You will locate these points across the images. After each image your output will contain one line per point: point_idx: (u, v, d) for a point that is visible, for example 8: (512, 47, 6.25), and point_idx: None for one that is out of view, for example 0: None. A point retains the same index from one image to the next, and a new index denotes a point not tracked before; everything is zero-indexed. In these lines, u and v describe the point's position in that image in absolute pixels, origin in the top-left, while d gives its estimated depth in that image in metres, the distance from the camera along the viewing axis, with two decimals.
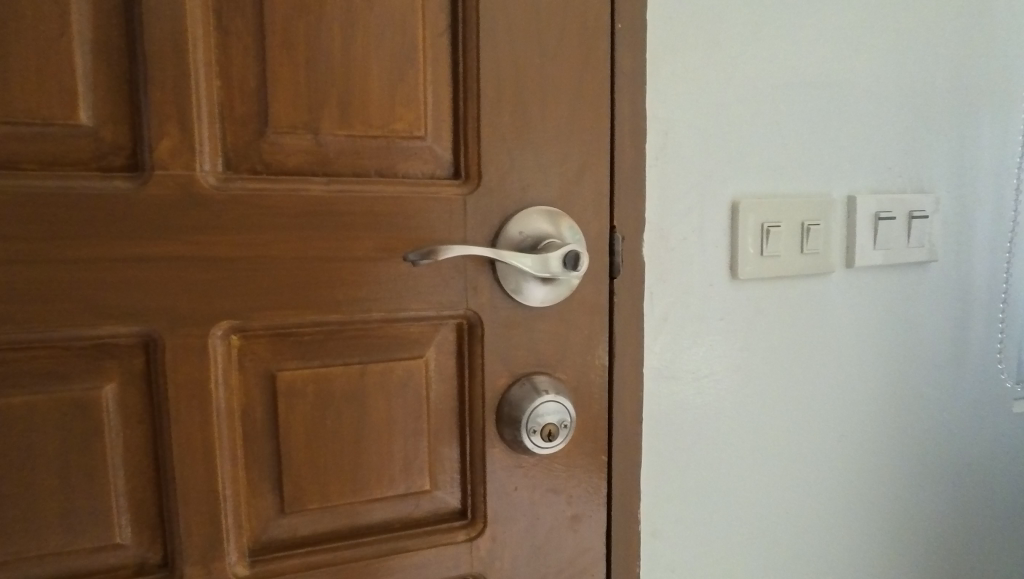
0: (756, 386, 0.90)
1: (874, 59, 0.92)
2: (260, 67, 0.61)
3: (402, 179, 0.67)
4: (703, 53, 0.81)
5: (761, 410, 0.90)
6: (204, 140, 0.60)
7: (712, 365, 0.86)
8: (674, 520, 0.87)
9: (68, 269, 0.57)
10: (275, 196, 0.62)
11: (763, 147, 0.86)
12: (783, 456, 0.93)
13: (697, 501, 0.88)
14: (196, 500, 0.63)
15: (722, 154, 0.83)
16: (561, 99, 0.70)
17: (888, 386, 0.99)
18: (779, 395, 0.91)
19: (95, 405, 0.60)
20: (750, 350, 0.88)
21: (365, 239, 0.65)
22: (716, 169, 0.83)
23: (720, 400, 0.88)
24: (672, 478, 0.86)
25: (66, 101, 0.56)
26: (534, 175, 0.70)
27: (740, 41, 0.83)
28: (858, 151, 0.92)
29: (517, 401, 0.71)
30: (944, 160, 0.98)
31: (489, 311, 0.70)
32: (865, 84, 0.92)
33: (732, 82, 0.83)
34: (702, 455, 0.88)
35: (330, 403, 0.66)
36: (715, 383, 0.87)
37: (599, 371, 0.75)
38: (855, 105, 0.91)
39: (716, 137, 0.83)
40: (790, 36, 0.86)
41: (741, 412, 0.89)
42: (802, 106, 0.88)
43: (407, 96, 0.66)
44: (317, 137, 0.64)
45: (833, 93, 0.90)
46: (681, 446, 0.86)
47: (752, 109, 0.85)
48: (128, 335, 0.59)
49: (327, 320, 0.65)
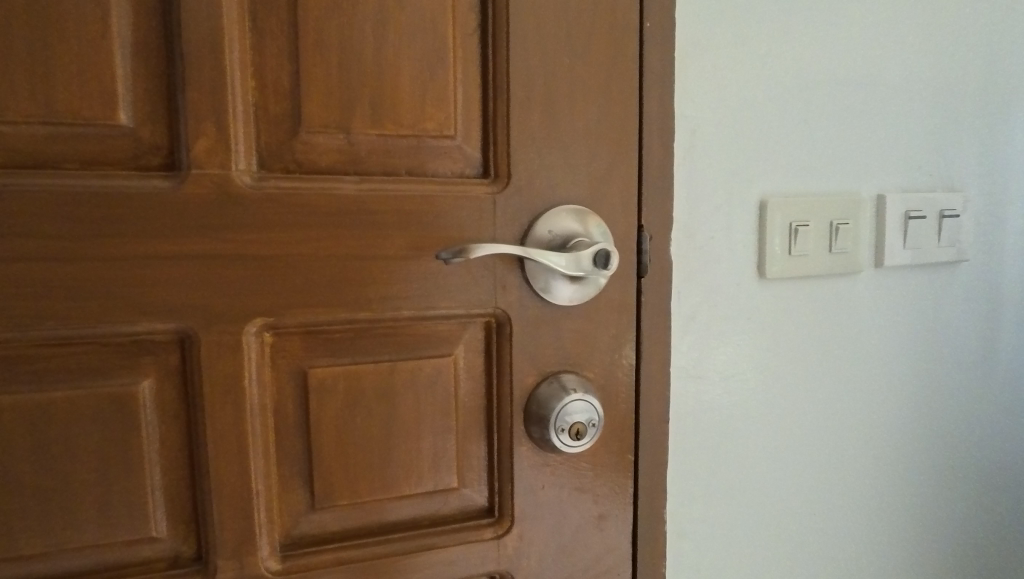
0: (781, 386, 0.89)
1: (902, 55, 0.91)
2: (293, 67, 0.62)
3: (431, 178, 0.67)
4: (731, 51, 0.80)
5: (787, 410, 0.90)
6: (240, 139, 0.61)
7: (738, 365, 0.86)
8: (699, 520, 0.87)
9: (108, 266, 0.58)
10: (308, 195, 0.63)
11: (791, 145, 0.85)
12: (810, 455, 0.92)
13: (727, 500, 0.88)
14: (229, 494, 0.63)
15: (750, 152, 0.83)
16: (590, 98, 0.70)
17: (913, 383, 0.98)
18: (806, 395, 0.91)
19: (133, 401, 0.61)
20: (774, 351, 0.88)
21: (396, 238, 0.65)
22: (744, 167, 0.82)
23: (746, 400, 0.87)
24: (698, 479, 0.86)
25: (106, 102, 0.57)
26: (563, 174, 0.70)
27: (768, 38, 0.82)
28: (886, 150, 0.91)
29: (545, 400, 0.71)
30: (975, 158, 0.97)
31: (518, 310, 0.70)
32: (894, 81, 0.91)
33: (760, 79, 0.82)
34: (729, 455, 0.87)
35: (360, 400, 0.67)
36: (742, 383, 0.86)
37: (627, 370, 0.75)
38: (884, 103, 0.90)
39: (744, 135, 0.82)
40: (819, 33, 0.85)
41: (768, 412, 0.89)
42: (830, 104, 0.87)
43: (437, 95, 0.66)
44: (349, 136, 0.64)
45: (862, 91, 0.89)
46: (708, 446, 0.86)
47: (780, 107, 0.84)
48: (165, 332, 0.60)
49: (358, 318, 0.65)
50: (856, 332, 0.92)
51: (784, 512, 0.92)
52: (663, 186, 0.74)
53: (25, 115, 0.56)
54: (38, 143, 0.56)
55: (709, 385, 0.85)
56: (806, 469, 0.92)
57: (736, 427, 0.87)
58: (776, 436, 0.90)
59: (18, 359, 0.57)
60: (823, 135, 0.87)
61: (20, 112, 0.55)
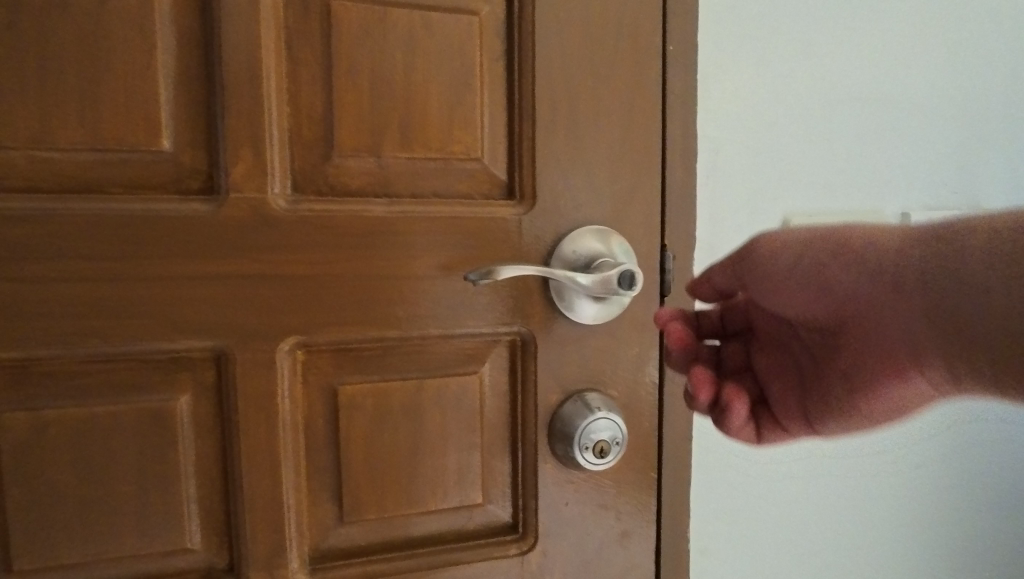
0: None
1: (925, 73, 0.91)
2: (326, 94, 0.64)
3: (458, 200, 0.69)
4: (753, 71, 0.81)
5: (810, 428, 0.90)
6: (275, 164, 0.63)
7: None
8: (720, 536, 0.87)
9: (148, 286, 0.60)
10: (340, 217, 0.65)
11: (813, 163, 0.85)
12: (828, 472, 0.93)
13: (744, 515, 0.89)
14: (261, 508, 0.65)
15: (772, 171, 0.83)
16: (613, 120, 0.72)
17: (936, 404, 0.97)
18: None
19: (170, 416, 0.63)
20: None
21: (424, 258, 0.67)
22: (766, 186, 0.83)
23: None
24: (720, 496, 0.86)
25: (150, 129, 0.60)
26: (587, 195, 0.71)
27: (790, 58, 0.83)
28: (910, 167, 0.91)
29: (569, 418, 0.72)
30: (1002, 174, 0.96)
31: (542, 329, 0.71)
32: (918, 99, 0.90)
33: (782, 99, 0.83)
34: (749, 470, 0.88)
35: (388, 416, 0.68)
36: None
37: (650, 388, 0.76)
38: (907, 121, 0.90)
39: (765, 154, 0.83)
40: (841, 52, 0.86)
41: None
42: (853, 122, 0.87)
43: (465, 119, 0.68)
44: (379, 160, 0.66)
45: (885, 109, 0.89)
46: (730, 464, 0.86)
47: (803, 126, 0.85)
48: (202, 349, 0.62)
49: (386, 336, 0.67)
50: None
51: (801, 528, 0.93)
52: (686, 206, 0.75)
53: (74, 142, 0.58)
54: (86, 168, 0.59)
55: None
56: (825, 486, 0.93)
57: (758, 445, 0.87)
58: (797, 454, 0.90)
59: (63, 374, 0.60)
60: (846, 153, 0.87)
61: (69, 139, 0.58)
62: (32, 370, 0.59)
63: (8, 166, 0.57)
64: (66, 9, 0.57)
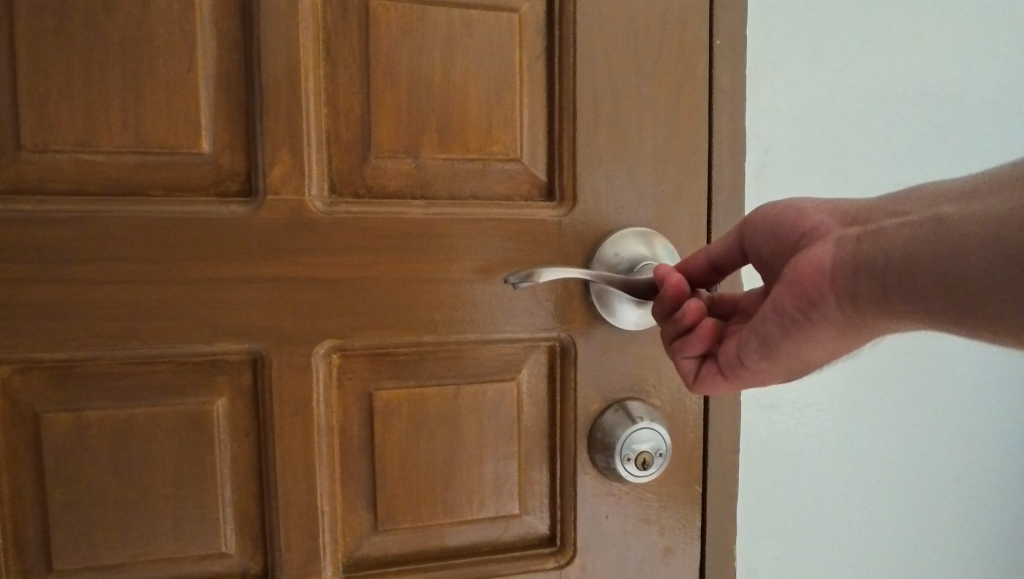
0: (865, 419, 0.84)
1: (994, 65, 0.85)
2: (365, 95, 0.63)
3: (497, 202, 0.67)
4: (806, 66, 0.77)
5: (871, 444, 0.84)
6: (313, 166, 0.63)
7: (815, 394, 0.81)
8: (771, 556, 0.83)
9: (187, 288, 0.60)
10: (378, 219, 0.63)
11: (870, 162, 0.81)
12: (894, 494, 0.86)
13: (800, 536, 0.83)
14: (296, 513, 0.64)
15: (826, 170, 0.79)
16: (657, 118, 0.69)
17: (1015, 427, 0.89)
18: (888, 424, 0.85)
19: (207, 418, 0.62)
20: (857, 381, 0.83)
21: (461, 261, 0.66)
22: (819, 187, 0.79)
23: (825, 432, 0.82)
24: (770, 513, 0.82)
25: (190, 131, 0.60)
26: (629, 197, 0.69)
27: (845, 51, 0.79)
28: (975, 166, 0.85)
29: (610, 427, 0.69)
30: None
31: (583, 334, 0.69)
32: (985, 93, 0.85)
33: (837, 94, 0.79)
34: (802, 488, 0.82)
35: (424, 422, 0.67)
36: (819, 414, 0.82)
37: (695, 397, 0.72)
38: (973, 116, 0.85)
39: (818, 153, 0.79)
40: (901, 44, 0.81)
41: (846, 443, 0.83)
42: (913, 118, 0.82)
43: (504, 119, 0.66)
44: (416, 161, 0.65)
45: (949, 104, 0.84)
46: (781, 479, 0.81)
47: (859, 123, 0.80)
48: (239, 352, 0.62)
49: (423, 341, 0.66)
50: (949, 367, 0.86)
51: (863, 553, 0.86)
52: (735, 207, 0.71)
53: (117, 145, 0.59)
54: (128, 170, 0.59)
55: (782, 415, 0.80)
56: (890, 507, 0.87)
57: (813, 460, 0.82)
58: (857, 471, 0.84)
59: (104, 375, 0.60)
60: (905, 151, 0.82)
61: (113, 142, 0.59)
62: (75, 370, 0.60)
63: (55, 169, 0.58)
64: (112, 14, 0.57)
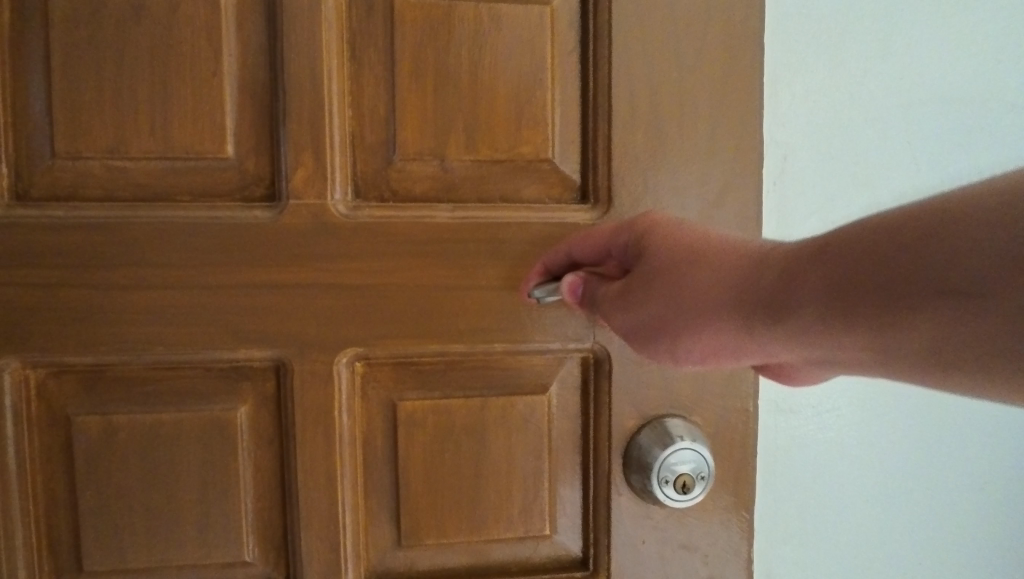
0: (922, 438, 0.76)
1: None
2: (390, 96, 0.61)
3: (527, 205, 0.64)
4: (825, 65, 0.70)
5: (903, 451, 0.76)
6: (336, 169, 0.61)
7: (839, 400, 0.74)
8: (789, 567, 0.76)
9: (211, 294, 0.59)
10: (402, 224, 0.61)
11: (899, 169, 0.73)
12: (928, 527, 0.78)
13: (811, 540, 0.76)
14: (317, 526, 0.62)
15: (849, 177, 0.72)
16: (700, 113, 0.64)
17: None
18: (923, 434, 0.76)
19: (230, 426, 0.61)
20: (922, 398, 0.75)
21: (488, 268, 0.63)
22: (844, 196, 0.72)
23: (851, 437, 0.75)
24: (789, 521, 0.75)
25: (216, 136, 0.60)
26: (670, 199, 0.64)
27: (870, 49, 0.71)
28: None
29: (647, 447, 0.64)
30: None
31: (618, 346, 0.64)
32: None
33: (864, 95, 0.71)
34: (827, 495, 0.75)
35: (449, 435, 0.64)
36: (845, 420, 0.75)
37: (743, 416, 0.67)
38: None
39: (840, 159, 0.72)
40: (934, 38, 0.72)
41: (876, 453, 0.76)
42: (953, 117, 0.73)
43: (534, 117, 0.63)
44: (442, 163, 0.63)
45: (1010, 102, 0.74)
46: (803, 485, 0.75)
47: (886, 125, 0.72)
48: (262, 359, 0.61)
49: (448, 351, 0.63)
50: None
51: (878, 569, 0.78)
52: None
53: (146, 151, 0.59)
54: (156, 176, 0.59)
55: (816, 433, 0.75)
56: (920, 534, 0.78)
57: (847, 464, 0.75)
58: (889, 485, 0.76)
59: (131, 380, 0.60)
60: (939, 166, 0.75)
61: (141, 149, 0.59)
62: (105, 374, 0.60)
63: (87, 175, 0.59)
64: (141, 20, 0.58)
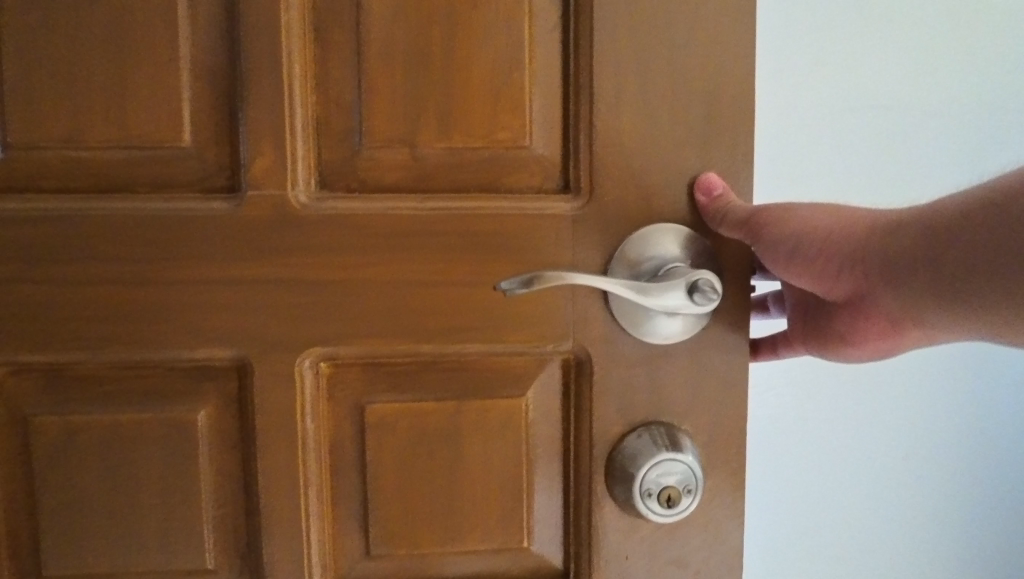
0: (910, 408, 0.89)
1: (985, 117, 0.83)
2: (356, 79, 0.58)
3: (504, 194, 0.60)
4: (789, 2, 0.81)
5: (821, 442, 0.89)
6: (299, 158, 0.58)
7: (776, 382, 0.88)
8: None
9: (168, 290, 0.57)
10: (369, 216, 0.58)
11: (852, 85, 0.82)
12: (901, 489, 0.91)
13: (795, 472, 0.90)
14: (281, 533, 0.59)
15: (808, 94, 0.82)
16: (692, 93, 0.59)
17: (970, 469, 0.91)
18: (841, 432, 0.89)
19: (191, 427, 0.59)
20: (846, 398, 0.88)
21: (461, 263, 0.59)
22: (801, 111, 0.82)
23: (774, 420, 0.89)
24: None
25: (174, 124, 0.57)
26: (660, 187, 0.59)
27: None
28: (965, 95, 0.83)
29: (631, 457, 0.59)
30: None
31: (602, 348, 0.60)
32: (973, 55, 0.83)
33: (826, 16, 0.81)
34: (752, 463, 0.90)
35: (420, 441, 0.60)
36: (777, 401, 0.88)
37: (737, 424, 0.62)
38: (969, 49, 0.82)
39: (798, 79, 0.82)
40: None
41: (799, 436, 0.89)
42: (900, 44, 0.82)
43: (511, 100, 0.59)
44: (413, 150, 0.59)
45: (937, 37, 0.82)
46: None
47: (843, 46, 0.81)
48: (223, 359, 0.58)
49: (419, 351, 0.59)
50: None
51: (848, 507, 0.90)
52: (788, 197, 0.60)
53: (101, 140, 0.56)
54: (113, 166, 0.57)
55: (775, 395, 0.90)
56: (866, 478, 0.90)
57: (822, 403, 0.88)
58: (805, 466, 0.90)
59: (91, 378, 0.58)
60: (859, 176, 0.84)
61: (98, 138, 0.56)
62: (64, 373, 0.58)
63: (43, 166, 0.57)
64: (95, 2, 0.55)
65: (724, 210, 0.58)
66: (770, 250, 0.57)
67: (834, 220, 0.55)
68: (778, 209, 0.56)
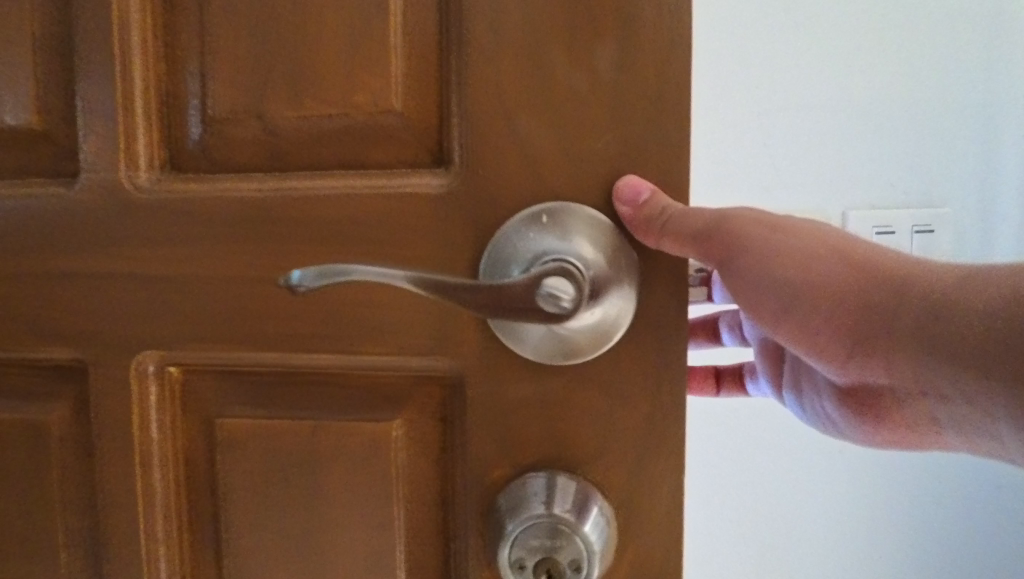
0: (807, 481, 0.91)
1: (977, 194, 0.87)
2: (200, 41, 0.50)
3: (365, 172, 0.49)
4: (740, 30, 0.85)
5: (751, 497, 0.91)
6: (142, 136, 0.51)
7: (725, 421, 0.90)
8: None
9: (15, 283, 0.53)
10: (208, 200, 0.49)
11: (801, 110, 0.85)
12: (793, 558, 0.92)
13: (722, 499, 0.91)
14: (127, 557, 0.54)
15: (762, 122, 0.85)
16: (596, 24, 0.43)
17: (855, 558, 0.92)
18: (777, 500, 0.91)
19: (46, 430, 0.55)
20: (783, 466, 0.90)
21: (310, 255, 0.48)
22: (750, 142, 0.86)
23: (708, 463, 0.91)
24: None
25: (24, 103, 0.53)
26: (551, 157, 0.45)
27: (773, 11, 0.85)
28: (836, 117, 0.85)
29: (514, 510, 0.44)
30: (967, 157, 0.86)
31: (475, 368, 0.46)
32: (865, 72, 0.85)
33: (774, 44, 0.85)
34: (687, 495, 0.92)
35: (271, 467, 0.51)
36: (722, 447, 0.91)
37: (660, 479, 0.46)
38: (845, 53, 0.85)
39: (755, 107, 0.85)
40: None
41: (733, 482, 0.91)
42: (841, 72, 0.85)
43: (370, 52, 0.47)
44: (262, 121, 0.49)
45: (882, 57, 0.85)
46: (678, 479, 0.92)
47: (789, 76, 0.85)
48: (69, 359, 0.53)
49: (266, 360, 0.50)
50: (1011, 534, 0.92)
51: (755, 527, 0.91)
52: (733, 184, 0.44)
53: None
54: None
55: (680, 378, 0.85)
56: (785, 541, 0.92)
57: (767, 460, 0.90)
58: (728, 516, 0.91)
59: None
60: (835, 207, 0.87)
61: None
62: None
63: None
64: None
65: (647, 223, 0.43)
66: (748, 287, 0.48)
67: (828, 248, 0.46)
68: (761, 232, 0.47)
